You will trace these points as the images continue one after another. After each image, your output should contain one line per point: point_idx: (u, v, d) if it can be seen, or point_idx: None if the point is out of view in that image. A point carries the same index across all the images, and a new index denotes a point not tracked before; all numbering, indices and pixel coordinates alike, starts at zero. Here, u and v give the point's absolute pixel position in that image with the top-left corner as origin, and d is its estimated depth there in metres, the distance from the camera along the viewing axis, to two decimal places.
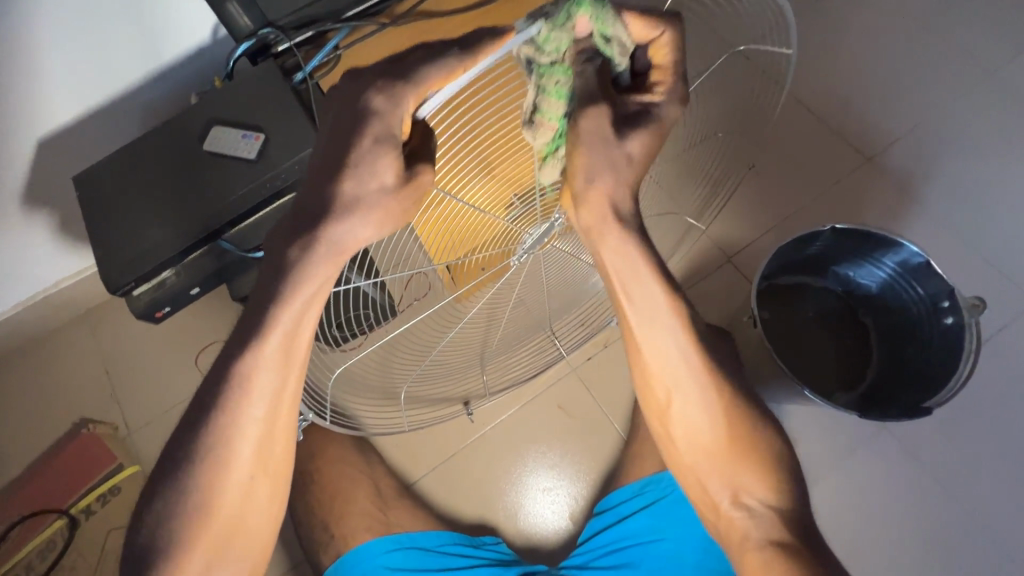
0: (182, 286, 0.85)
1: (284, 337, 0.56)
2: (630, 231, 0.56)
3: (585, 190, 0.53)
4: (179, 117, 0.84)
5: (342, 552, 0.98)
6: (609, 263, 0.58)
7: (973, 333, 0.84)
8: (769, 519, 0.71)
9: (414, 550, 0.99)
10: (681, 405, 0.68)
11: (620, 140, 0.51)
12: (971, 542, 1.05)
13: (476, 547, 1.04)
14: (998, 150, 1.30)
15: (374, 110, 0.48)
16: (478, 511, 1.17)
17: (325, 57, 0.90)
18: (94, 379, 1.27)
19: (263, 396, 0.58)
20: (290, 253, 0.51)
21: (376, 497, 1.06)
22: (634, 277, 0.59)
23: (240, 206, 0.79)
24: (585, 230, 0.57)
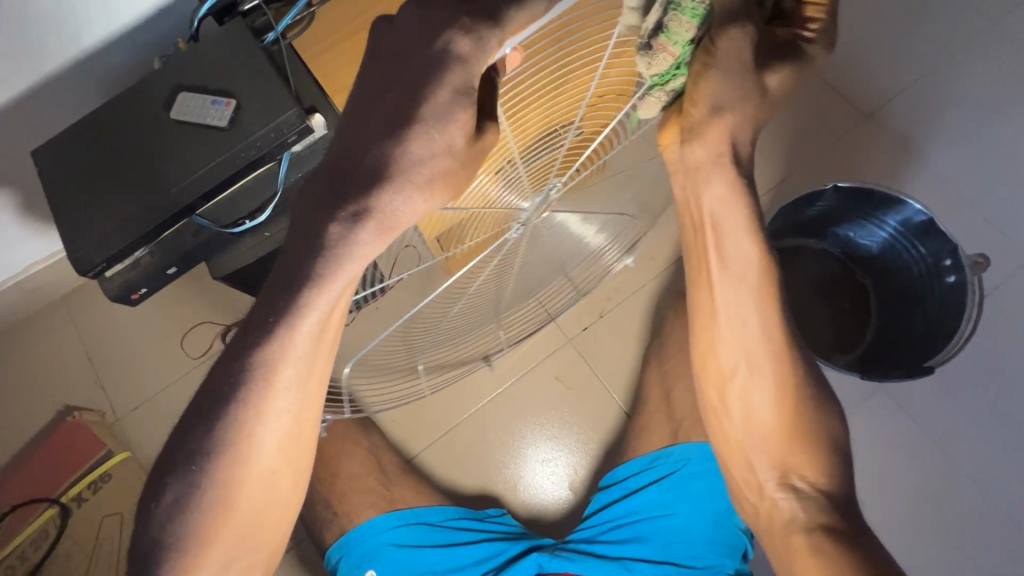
0: (158, 265, 0.79)
1: (317, 323, 0.55)
2: (738, 177, 0.59)
3: (707, 121, 0.54)
4: (147, 84, 0.78)
5: (355, 524, 0.98)
6: (707, 207, 0.61)
7: (976, 290, 0.83)
8: (815, 504, 0.75)
9: (421, 525, 0.98)
10: (745, 377, 0.72)
11: (758, 69, 0.52)
12: (964, 495, 1.08)
13: (482, 520, 1.02)
14: (1002, 104, 1.27)
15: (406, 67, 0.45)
16: (478, 482, 1.16)
17: (298, 15, 0.83)
18: (79, 364, 1.23)
19: (288, 385, 0.59)
20: (331, 230, 0.49)
21: (379, 474, 1.05)
22: (728, 215, 0.62)
23: (211, 177, 0.74)
24: (688, 171, 0.59)
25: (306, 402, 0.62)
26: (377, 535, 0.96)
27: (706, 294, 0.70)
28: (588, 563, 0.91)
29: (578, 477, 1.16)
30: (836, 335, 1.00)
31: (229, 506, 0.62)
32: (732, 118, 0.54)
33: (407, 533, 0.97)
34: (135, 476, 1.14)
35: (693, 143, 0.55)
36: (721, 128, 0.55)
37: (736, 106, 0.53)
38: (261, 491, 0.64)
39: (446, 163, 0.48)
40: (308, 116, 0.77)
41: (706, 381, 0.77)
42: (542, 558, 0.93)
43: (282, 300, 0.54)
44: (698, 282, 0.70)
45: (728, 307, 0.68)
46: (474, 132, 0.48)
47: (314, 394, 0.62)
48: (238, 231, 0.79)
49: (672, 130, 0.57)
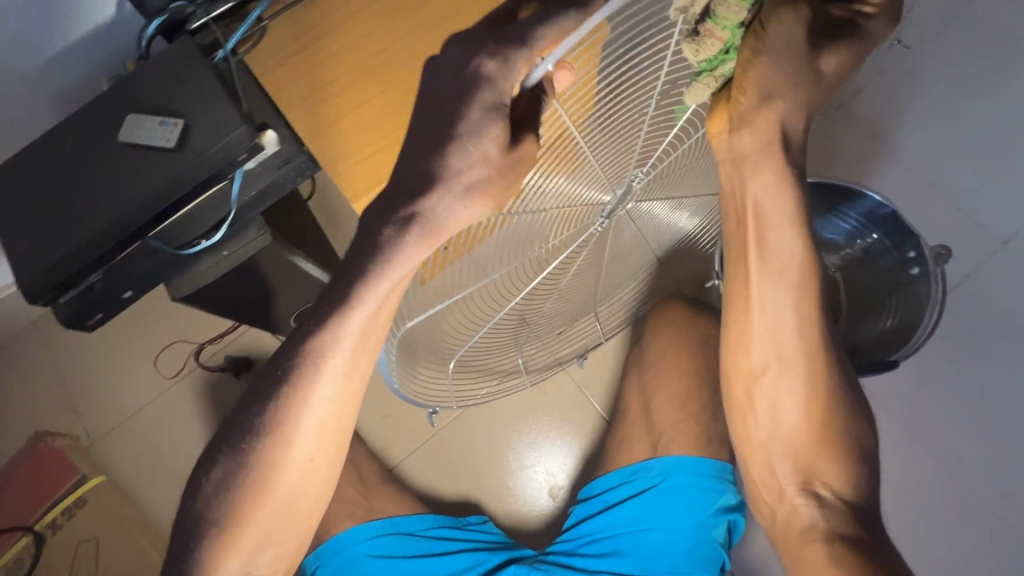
0: (111, 290, 0.77)
1: (366, 317, 0.58)
2: (788, 163, 0.57)
3: (755, 111, 0.53)
4: (94, 105, 0.77)
5: (332, 533, 0.97)
6: (752, 191, 0.59)
7: (938, 281, 0.83)
8: (838, 511, 0.74)
9: (397, 534, 0.98)
10: (776, 377, 0.70)
11: (813, 52, 0.52)
12: (940, 486, 1.08)
13: (462, 529, 1.02)
14: (972, 89, 1.25)
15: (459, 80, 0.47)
16: (463, 490, 1.16)
17: (248, 31, 0.83)
18: (52, 389, 1.22)
19: (333, 375, 0.61)
20: (386, 232, 0.53)
21: (358, 483, 1.05)
22: (770, 195, 0.59)
23: (163, 200, 0.73)
24: (737, 159, 0.57)
25: (345, 396, 0.64)
26: (353, 546, 0.95)
27: (744, 288, 0.67)
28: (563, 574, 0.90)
29: (561, 483, 1.16)
30: None
31: (266, 491, 0.64)
32: (781, 105, 0.53)
33: (383, 543, 0.96)
34: (109, 501, 1.13)
35: (741, 130, 0.54)
36: (769, 118, 0.54)
37: (785, 94, 0.52)
38: (290, 488, 0.65)
39: (485, 171, 0.52)
40: (259, 133, 0.75)
41: (731, 375, 0.74)
42: (520, 570, 0.93)
43: (338, 293, 0.57)
44: (736, 276, 0.67)
45: (762, 302, 0.66)
46: (507, 143, 0.51)
47: (357, 386, 0.64)
48: (192, 251, 0.79)
49: (721, 116, 0.55)
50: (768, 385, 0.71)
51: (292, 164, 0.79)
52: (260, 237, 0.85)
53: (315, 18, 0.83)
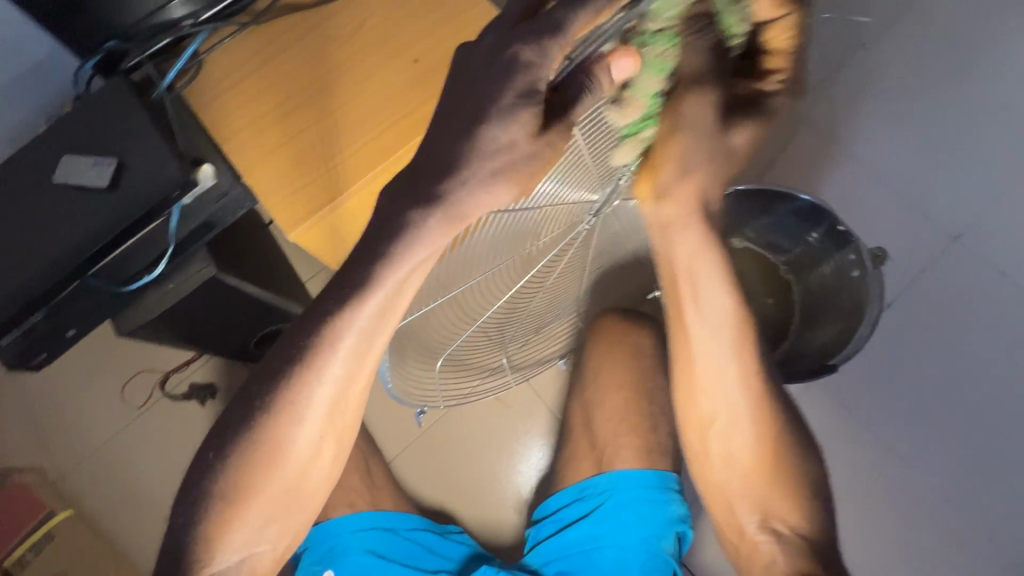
0: (54, 328, 0.79)
1: (378, 305, 0.56)
2: (709, 225, 0.65)
3: (675, 184, 0.61)
4: (31, 147, 0.78)
5: (323, 518, 0.94)
6: (680, 259, 0.66)
7: (875, 284, 0.84)
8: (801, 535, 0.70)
9: (389, 534, 0.95)
10: (722, 427, 0.72)
11: (724, 131, 0.60)
12: (899, 481, 1.10)
13: (443, 537, 1.01)
14: (919, 89, 1.26)
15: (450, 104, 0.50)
16: (439, 494, 1.15)
17: (185, 65, 0.84)
18: (17, 424, 1.21)
19: (346, 355, 0.58)
20: (410, 214, 0.52)
21: (366, 474, 1.02)
22: (696, 258, 0.66)
23: (100, 239, 0.75)
24: (661, 225, 0.64)
25: (360, 374, 0.61)
26: (339, 535, 0.93)
27: (681, 333, 0.70)
28: None
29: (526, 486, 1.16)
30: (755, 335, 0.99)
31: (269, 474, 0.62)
32: (696, 181, 0.61)
33: (378, 539, 0.94)
34: (78, 535, 1.12)
35: (664, 202, 0.62)
36: (690, 188, 0.62)
37: (699, 169, 0.61)
38: (294, 474, 0.63)
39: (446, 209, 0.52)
40: (196, 167, 0.76)
41: (685, 426, 0.75)
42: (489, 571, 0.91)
43: (357, 273, 0.55)
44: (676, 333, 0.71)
45: (711, 357, 0.69)
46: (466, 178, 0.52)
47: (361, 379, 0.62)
48: (133, 287, 0.79)
49: (645, 182, 0.62)
50: (712, 406, 0.71)
51: (229, 197, 0.79)
52: (204, 269, 0.82)
53: (253, 50, 0.85)
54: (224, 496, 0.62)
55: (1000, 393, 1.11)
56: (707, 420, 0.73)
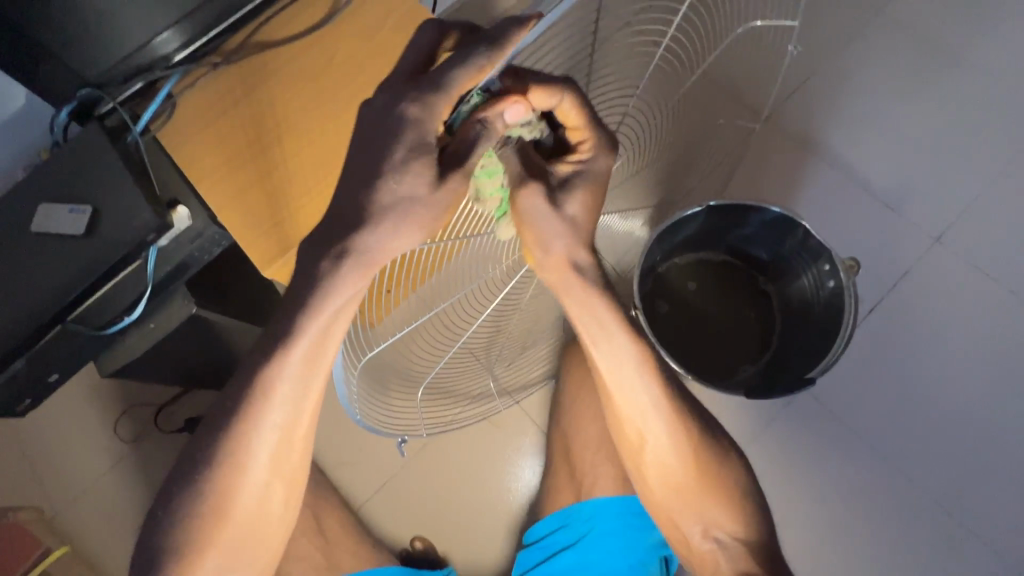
0: (37, 375, 0.81)
1: (308, 346, 0.61)
2: (592, 283, 0.66)
3: (546, 258, 0.63)
4: (10, 197, 0.79)
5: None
6: (576, 315, 0.68)
7: (851, 295, 0.84)
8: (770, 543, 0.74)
9: None
10: (653, 441, 0.75)
11: (559, 207, 0.60)
12: (892, 486, 1.09)
13: None
14: (893, 93, 1.27)
15: (401, 127, 0.52)
16: (423, 533, 1.15)
17: (159, 108, 0.85)
18: (12, 463, 1.21)
19: (283, 400, 0.64)
20: (322, 264, 0.57)
21: (317, 536, 0.98)
22: (600, 326, 0.69)
23: (75, 286, 0.75)
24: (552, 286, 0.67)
25: (302, 416, 0.66)
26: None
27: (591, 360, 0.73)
28: None
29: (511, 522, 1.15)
30: (739, 347, 0.99)
31: (222, 520, 0.68)
32: (570, 242, 0.62)
33: None
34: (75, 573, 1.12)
35: (543, 271, 0.65)
36: (559, 258, 0.63)
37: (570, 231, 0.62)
38: (249, 515, 0.69)
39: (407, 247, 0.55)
40: (171, 211, 0.78)
41: (624, 449, 0.80)
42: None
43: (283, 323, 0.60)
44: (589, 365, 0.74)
45: (622, 387, 0.73)
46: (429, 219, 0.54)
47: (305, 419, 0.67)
48: (110, 331, 0.80)
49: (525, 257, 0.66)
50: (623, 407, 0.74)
51: (205, 237, 0.80)
52: (185, 307, 0.83)
53: (225, 90, 0.88)
54: (191, 535, 0.67)
55: (985, 393, 1.11)
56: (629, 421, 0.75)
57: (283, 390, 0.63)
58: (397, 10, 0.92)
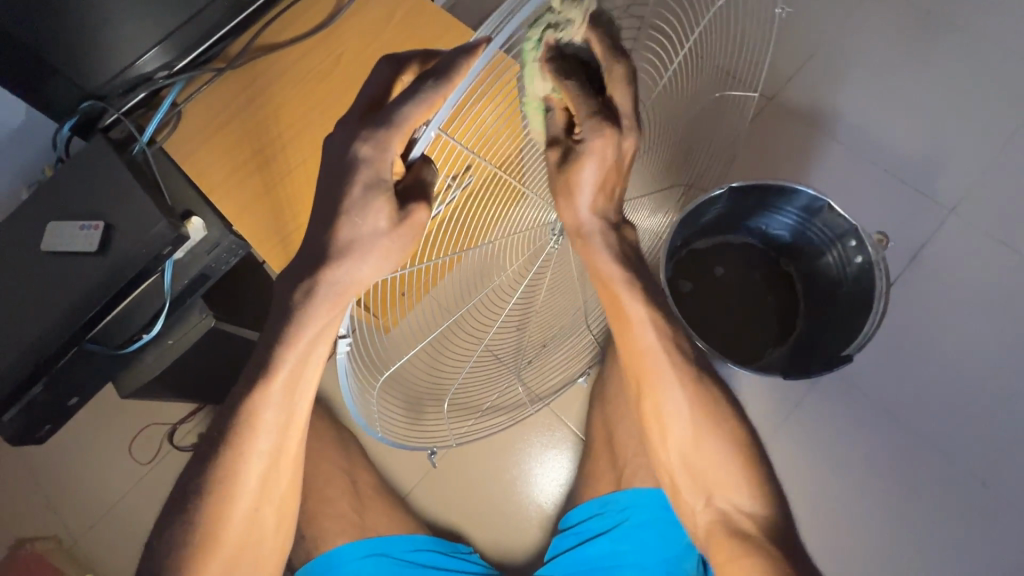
0: (56, 399, 0.78)
1: (286, 386, 0.62)
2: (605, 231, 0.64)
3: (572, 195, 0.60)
4: (19, 216, 0.76)
5: (324, 548, 0.89)
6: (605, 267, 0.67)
7: (882, 269, 0.84)
8: None
9: (387, 558, 0.89)
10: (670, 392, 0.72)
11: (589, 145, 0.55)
12: (924, 461, 1.08)
13: (450, 555, 0.94)
14: (897, 68, 1.26)
15: (362, 159, 0.49)
16: (462, 521, 1.13)
17: (164, 116, 0.84)
18: (25, 492, 1.17)
19: (269, 430, 0.64)
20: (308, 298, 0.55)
21: (353, 496, 0.96)
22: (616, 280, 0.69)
23: (92, 306, 0.72)
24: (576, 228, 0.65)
25: (285, 455, 0.67)
26: (343, 565, 0.88)
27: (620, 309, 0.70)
28: None
29: (548, 513, 1.13)
30: (765, 330, 0.98)
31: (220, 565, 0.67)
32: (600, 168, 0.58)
33: (376, 565, 0.88)
34: None
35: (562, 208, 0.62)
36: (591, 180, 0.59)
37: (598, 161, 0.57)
38: (244, 533, 0.68)
39: None
40: (186, 222, 0.76)
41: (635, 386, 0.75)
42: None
43: (272, 369, 0.60)
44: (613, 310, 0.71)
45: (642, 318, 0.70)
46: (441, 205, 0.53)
47: (289, 459, 0.68)
48: (131, 349, 0.78)
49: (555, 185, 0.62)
50: (641, 313, 0.70)
51: (221, 247, 0.78)
52: (204, 321, 0.81)
53: (230, 98, 0.86)
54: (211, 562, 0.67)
55: (1012, 362, 1.11)
56: (642, 337, 0.71)
57: (268, 430, 0.64)
58: (401, 6, 0.91)
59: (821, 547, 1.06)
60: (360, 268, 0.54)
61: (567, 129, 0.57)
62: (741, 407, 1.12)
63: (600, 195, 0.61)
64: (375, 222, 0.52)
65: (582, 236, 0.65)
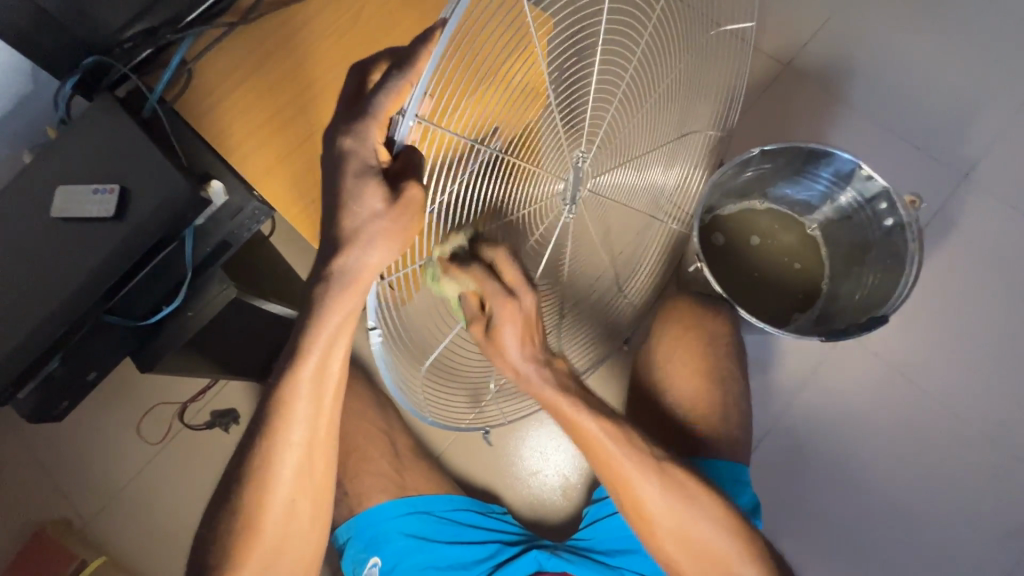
0: (74, 373, 0.76)
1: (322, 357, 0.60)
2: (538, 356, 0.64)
3: (496, 331, 0.58)
4: (25, 180, 0.71)
5: (366, 505, 0.94)
6: (546, 394, 0.67)
7: (914, 232, 0.86)
8: None
9: (428, 516, 0.95)
10: (638, 481, 0.73)
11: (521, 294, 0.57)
12: (944, 422, 1.09)
13: (485, 516, 1.01)
14: (916, 30, 1.24)
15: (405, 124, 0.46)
16: (492, 486, 1.14)
17: (173, 74, 0.77)
18: (33, 475, 1.14)
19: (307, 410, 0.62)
20: (357, 255, 0.52)
21: (393, 458, 1.01)
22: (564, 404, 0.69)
23: (110, 275, 0.68)
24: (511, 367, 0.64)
25: (323, 432, 0.65)
26: (385, 522, 0.93)
27: (568, 421, 0.71)
28: (587, 567, 0.91)
29: (576, 481, 1.14)
30: (789, 294, 0.98)
31: (259, 537, 0.65)
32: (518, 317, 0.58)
33: (416, 522, 0.94)
34: None
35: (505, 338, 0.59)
36: (515, 317, 0.58)
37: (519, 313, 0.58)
38: (283, 506, 0.66)
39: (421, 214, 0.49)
40: (205, 185, 0.72)
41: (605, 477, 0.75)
42: (541, 556, 0.93)
43: (315, 333, 0.58)
44: (563, 418, 0.70)
45: (592, 422, 0.71)
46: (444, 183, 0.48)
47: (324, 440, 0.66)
48: (151, 321, 0.75)
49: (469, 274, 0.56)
50: (589, 422, 0.71)
51: (244, 213, 0.76)
52: (225, 291, 0.78)
53: (246, 58, 0.81)
54: (253, 532, 0.65)
55: None
56: (598, 439, 0.72)
57: (308, 405, 0.62)
58: None
59: (839, 508, 1.08)
60: (404, 240, 0.51)
61: (483, 308, 0.58)
62: (764, 371, 1.11)
63: (525, 338, 0.61)
64: (371, 205, 0.49)
65: (525, 377, 0.65)
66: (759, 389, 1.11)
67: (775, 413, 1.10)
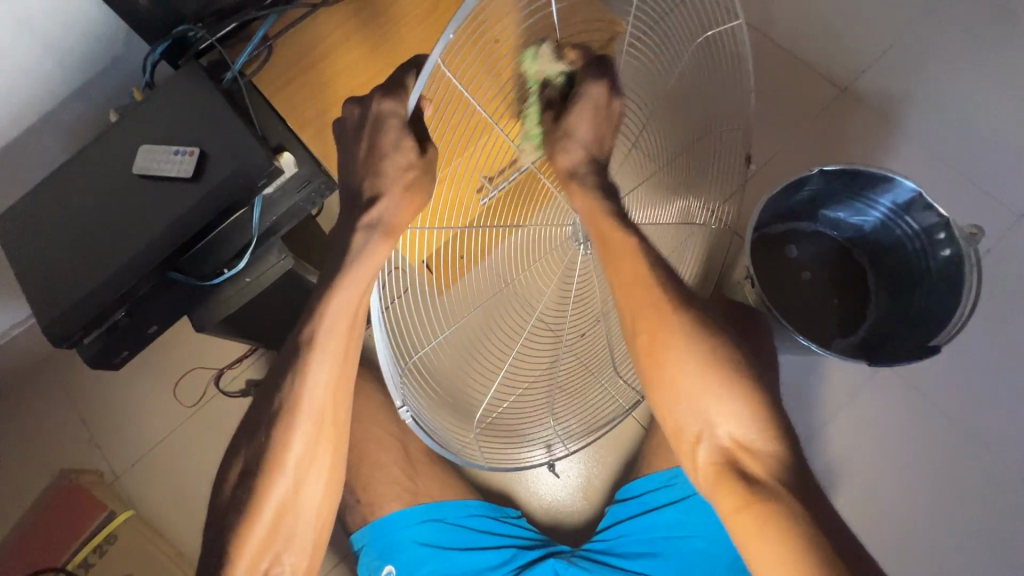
0: (136, 324, 0.77)
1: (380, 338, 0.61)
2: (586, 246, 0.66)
3: None
4: (109, 136, 0.75)
5: (380, 512, 0.96)
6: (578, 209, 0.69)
7: (973, 263, 0.84)
8: None
9: (442, 523, 0.96)
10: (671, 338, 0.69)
11: None
12: (982, 467, 1.05)
13: (501, 521, 1.01)
14: (982, 63, 1.22)
15: None
16: (510, 484, 1.14)
17: (255, 51, 0.82)
18: (69, 427, 1.18)
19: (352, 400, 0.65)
20: None
21: (405, 459, 1.02)
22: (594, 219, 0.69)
23: (179, 235, 0.71)
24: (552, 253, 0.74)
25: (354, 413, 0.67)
26: (399, 530, 0.94)
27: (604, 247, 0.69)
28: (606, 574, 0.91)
29: (596, 485, 1.14)
30: (830, 320, 0.98)
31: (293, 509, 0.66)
32: None
33: (429, 529, 0.95)
34: (139, 537, 1.10)
35: None
36: None
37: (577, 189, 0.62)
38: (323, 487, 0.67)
39: None
40: (278, 157, 0.75)
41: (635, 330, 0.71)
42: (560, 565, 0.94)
43: None
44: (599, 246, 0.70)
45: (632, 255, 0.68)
46: None
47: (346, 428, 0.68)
48: (214, 282, 0.77)
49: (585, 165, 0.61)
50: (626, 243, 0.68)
51: (313, 184, 0.79)
52: (282, 262, 0.82)
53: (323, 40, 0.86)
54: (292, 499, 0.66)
55: None
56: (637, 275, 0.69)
57: None
58: None
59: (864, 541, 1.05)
60: None
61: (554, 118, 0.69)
62: (797, 397, 1.10)
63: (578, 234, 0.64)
64: None
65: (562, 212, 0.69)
66: (794, 413, 1.10)
67: (805, 441, 1.09)
